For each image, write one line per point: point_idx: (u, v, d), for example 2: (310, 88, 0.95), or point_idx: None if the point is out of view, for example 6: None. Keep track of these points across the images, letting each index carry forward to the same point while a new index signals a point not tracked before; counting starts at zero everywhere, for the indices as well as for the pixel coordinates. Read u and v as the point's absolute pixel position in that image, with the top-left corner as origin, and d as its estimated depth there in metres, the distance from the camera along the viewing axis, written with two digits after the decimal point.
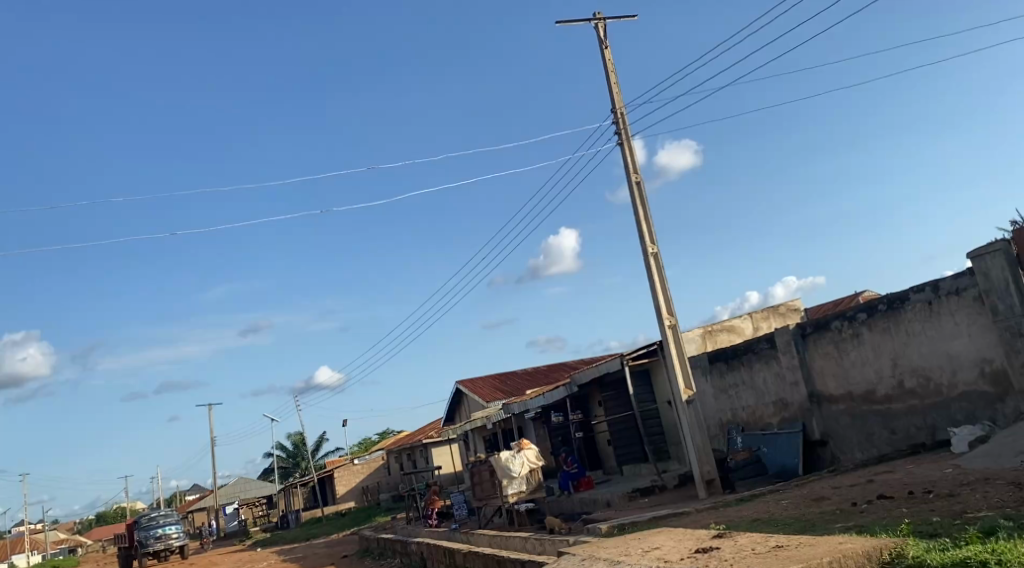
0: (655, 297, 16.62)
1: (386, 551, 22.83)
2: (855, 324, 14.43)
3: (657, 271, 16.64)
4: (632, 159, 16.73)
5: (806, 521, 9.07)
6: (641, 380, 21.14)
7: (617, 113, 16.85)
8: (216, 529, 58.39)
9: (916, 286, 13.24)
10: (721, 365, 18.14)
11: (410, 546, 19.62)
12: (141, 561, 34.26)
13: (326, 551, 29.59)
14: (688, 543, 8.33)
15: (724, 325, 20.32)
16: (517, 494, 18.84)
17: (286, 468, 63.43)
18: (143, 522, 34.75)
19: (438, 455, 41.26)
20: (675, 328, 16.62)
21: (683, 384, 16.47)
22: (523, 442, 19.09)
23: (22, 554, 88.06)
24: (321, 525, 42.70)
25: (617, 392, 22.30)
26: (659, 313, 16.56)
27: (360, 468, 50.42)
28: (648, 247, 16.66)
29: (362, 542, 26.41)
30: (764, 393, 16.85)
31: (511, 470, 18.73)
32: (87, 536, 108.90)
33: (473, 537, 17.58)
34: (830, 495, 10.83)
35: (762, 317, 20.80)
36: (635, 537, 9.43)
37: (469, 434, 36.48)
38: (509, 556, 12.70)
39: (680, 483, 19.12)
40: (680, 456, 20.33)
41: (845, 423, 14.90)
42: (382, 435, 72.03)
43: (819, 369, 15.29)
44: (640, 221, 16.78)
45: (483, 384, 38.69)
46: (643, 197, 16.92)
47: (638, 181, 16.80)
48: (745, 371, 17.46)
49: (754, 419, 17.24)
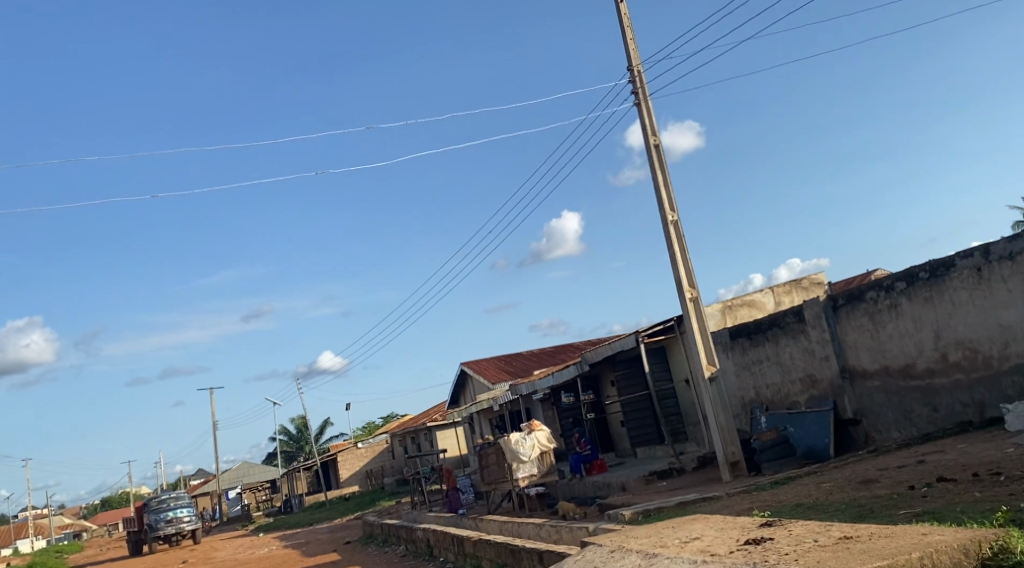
0: (675, 267, 15.62)
1: (391, 537, 21.93)
2: (892, 295, 13.40)
3: (678, 241, 15.64)
4: (650, 121, 15.71)
5: (861, 507, 8.05)
6: (657, 358, 20.18)
7: (634, 71, 15.83)
8: (220, 513, 57.76)
9: (964, 251, 12.23)
10: (743, 340, 17.18)
11: (417, 533, 18.66)
12: (151, 545, 33.46)
13: (329, 537, 28.71)
14: (733, 533, 7.33)
15: (745, 299, 19.33)
16: (528, 479, 17.88)
17: (288, 453, 62.70)
18: (153, 505, 33.91)
19: (443, 439, 40.50)
20: (697, 301, 15.65)
21: (706, 360, 15.51)
22: (533, 423, 18.15)
23: (26, 540, 87.92)
24: (324, 510, 41.93)
25: (631, 371, 21.35)
26: (680, 285, 15.58)
27: (364, 451, 49.60)
28: (668, 214, 15.65)
29: (365, 528, 25.51)
30: (791, 369, 15.91)
31: (521, 452, 17.79)
32: (92, 520, 108.78)
33: (482, 524, 16.65)
34: (878, 477, 9.81)
35: (785, 291, 19.80)
36: (670, 524, 8.41)
37: (475, 417, 35.63)
38: (524, 546, 11.72)
39: (700, 466, 18.21)
40: (699, 437, 19.40)
41: (880, 401, 13.91)
42: (386, 419, 71.33)
43: (853, 343, 14.29)
44: (659, 186, 15.76)
45: (488, 365, 37.78)
46: (662, 160, 15.88)
47: (656, 144, 15.78)
48: (770, 346, 16.50)
49: (780, 397, 16.29)
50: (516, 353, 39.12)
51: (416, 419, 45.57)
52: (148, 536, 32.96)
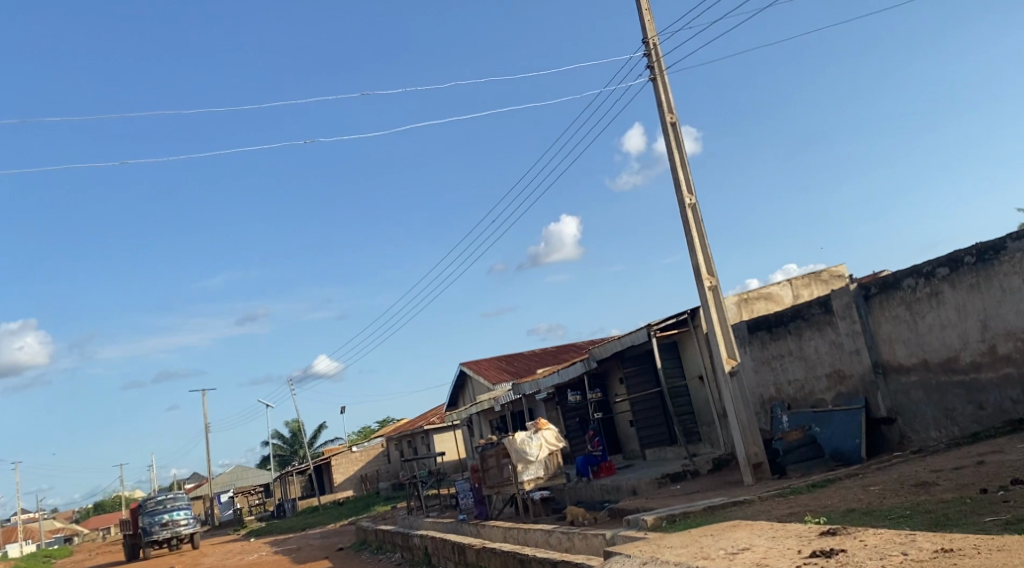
0: (693, 254, 14.58)
1: (386, 544, 20.82)
2: (933, 282, 12.32)
3: (695, 225, 14.59)
4: (666, 99, 14.81)
5: (929, 512, 7.00)
6: (668, 353, 19.12)
7: (650, 44, 14.92)
8: (212, 517, 56.57)
9: (1017, 232, 11.17)
10: (763, 334, 16.10)
11: (414, 539, 17.54)
12: (146, 549, 32.22)
13: (321, 542, 27.61)
14: (790, 542, 6.26)
15: (762, 292, 18.27)
16: (533, 482, 16.82)
17: (283, 456, 61.44)
18: (149, 506, 32.68)
19: (440, 442, 39.49)
20: (716, 291, 14.59)
21: (726, 353, 14.44)
22: (541, 422, 17.09)
23: (16, 545, 86.64)
24: (318, 514, 40.78)
25: (641, 368, 20.27)
26: (698, 273, 14.51)
27: (359, 455, 48.33)
28: (685, 197, 14.62)
29: (360, 533, 24.40)
30: (816, 364, 14.84)
31: (527, 453, 16.71)
32: (84, 524, 107.31)
33: (485, 530, 15.52)
34: (937, 479, 8.71)
35: (804, 284, 18.74)
36: (713, 532, 7.33)
37: (474, 419, 34.56)
38: (535, 555, 10.59)
39: (714, 469, 17.18)
40: (713, 438, 18.32)
41: (917, 397, 12.84)
42: (381, 422, 70.17)
43: (887, 335, 13.22)
44: (676, 166, 14.71)
45: (487, 366, 36.65)
46: (679, 137, 14.82)
47: (673, 122, 14.79)
48: (793, 340, 15.41)
49: (803, 394, 15.21)
50: (515, 354, 38.04)
51: (413, 422, 44.50)
52: (142, 540, 31.73)
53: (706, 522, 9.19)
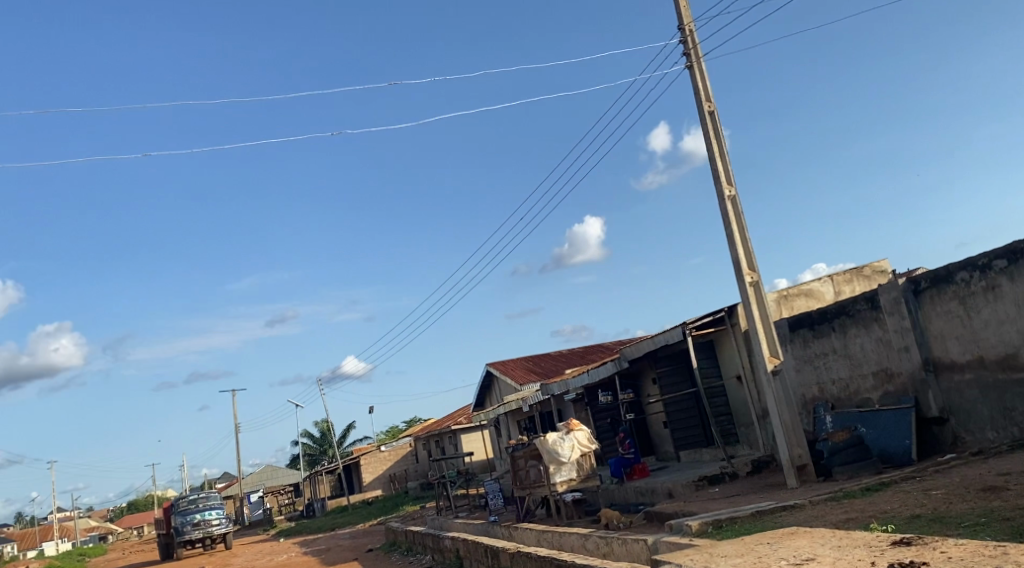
0: (732, 248, 14.08)
1: (415, 546, 20.49)
2: (989, 275, 11.73)
3: (735, 218, 14.10)
4: (704, 87, 14.35)
5: (1006, 519, 6.50)
6: (704, 352, 18.57)
7: (686, 30, 14.45)
8: (241, 517, 56.72)
9: None
10: (805, 332, 15.54)
11: (445, 542, 17.15)
12: (179, 550, 32.11)
13: (351, 543, 27.34)
14: (859, 553, 5.84)
15: (803, 289, 17.68)
16: (566, 483, 16.31)
17: (311, 456, 61.43)
18: (182, 506, 32.61)
19: (468, 442, 39.16)
20: (757, 286, 14.07)
21: (768, 351, 13.92)
22: (572, 422, 16.62)
23: (50, 543, 87.66)
24: (347, 514, 40.61)
25: (675, 368, 19.73)
26: (738, 268, 14.01)
27: (387, 455, 48.16)
28: (724, 188, 14.12)
29: (389, 534, 24.09)
30: (862, 362, 14.27)
31: (559, 454, 16.24)
32: (117, 523, 108.32)
33: (518, 533, 15.10)
34: (1006, 483, 8.17)
35: (845, 280, 18.11)
36: (771, 541, 6.89)
37: (502, 420, 34.18)
38: (572, 561, 10.17)
39: (754, 471, 16.63)
40: (751, 439, 17.76)
41: (972, 396, 12.25)
42: (409, 423, 70.04)
43: (938, 331, 12.64)
44: (714, 157, 14.22)
45: (515, 366, 36.24)
46: (718, 126, 14.32)
47: (711, 110, 14.30)
48: (837, 337, 14.83)
49: (848, 394, 14.64)
50: (543, 354, 37.59)
51: (441, 422, 44.23)
52: (175, 540, 31.66)
53: (753, 528, 8.68)
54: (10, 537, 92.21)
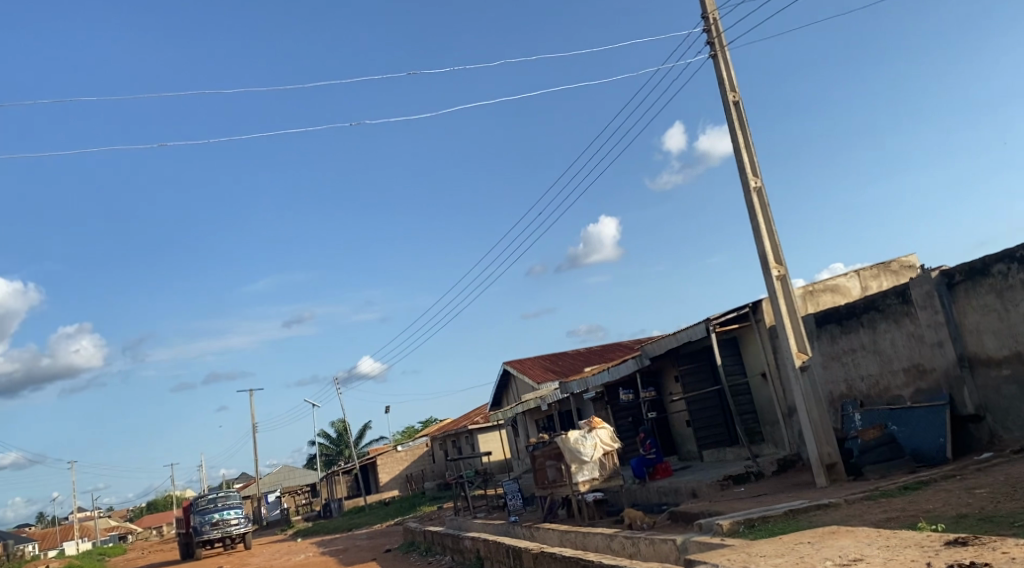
0: (759, 241, 13.75)
1: (434, 546, 20.24)
2: None
3: (761, 210, 13.76)
4: (728, 77, 14.03)
5: None
6: (727, 349, 18.21)
7: (709, 19, 14.13)
8: (259, 517, 56.70)
9: None
10: (832, 327, 15.16)
11: (465, 542, 16.87)
12: (197, 549, 31.99)
13: (369, 543, 27.12)
14: (911, 553, 5.52)
15: (829, 284, 17.30)
16: (589, 483, 15.97)
17: (328, 456, 61.33)
18: (200, 505, 32.51)
19: (486, 442, 38.91)
20: (785, 280, 13.74)
21: (797, 347, 13.57)
22: (594, 420, 16.35)
23: (70, 543, 88.11)
24: (364, 514, 40.44)
25: (697, 366, 19.39)
26: (765, 261, 13.68)
27: (404, 455, 47.98)
28: (750, 180, 13.79)
29: (407, 534, 23.86)
30: (892, 359, 13.89)
31: (582, 453, 15.97)
32: (136, 523, 108.76)
33: (540, 533, 14.82)
34: None
35: (872, 275, 17.71)
36: (813, 540, 6.57)
37: (520, 419, 33.90)
38: (599, 562, 9.87)
39: (780, 470, 16.27)
40: (777, 438, 17.40)
41: (1010, 392, 11.91)
42: (426, 423, 69.84)
43: (974, 325, 12.29)
44: (740, 148, 13.88)
45: (532, 365, 35.94)
46: (743, 116, 13.99)
47: (736, 100, 13.97)
48: (866, 333, 14.46)
49: (878, 391, 14.26)
50: (561, 353, 37.26)
51: (457, 422, 43.99)
52: (194, 540, 31.52)
53: (789, 528, 8.38)
54: (31, 537, 92.75)
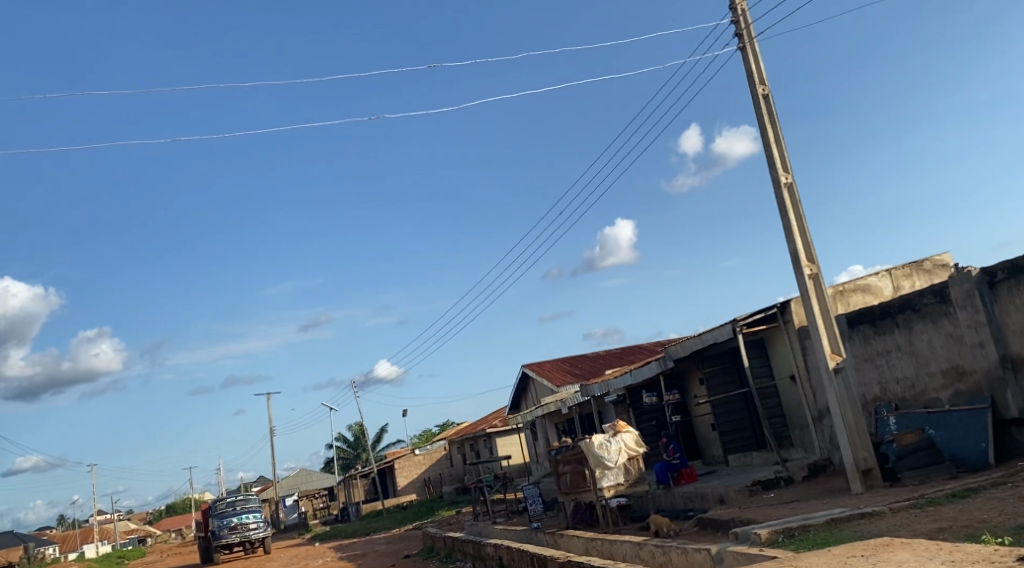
0: (790, 239, 13.31)
1: (454, 552, 19.89)
2: None
3: (792, 207, 13.33)
4: (757, 70, 13.62)
5: None
6: (754, 350, 17.75)
7: (738, 9, 13.72)
8: (277, 521, 56.56)
9: None
10: (865, 328, 14.66)
11: (487, 548, 16.50)
12: (215, 554, 31.70)
13: (388, 548, 26.82)
14: None
15: (859, 283, 16.81)
16: (613, 488, 15.55)
17: (346, 460, 61.11)
18: (219, 509, 32.29)
19: (504, 446, 38.52)
20: (817, 279, 13.29)
21: (830, 348, 13.11)
22: (619, 424, 15.90)
23: (91, 545, 88.40)
24: (382, 519, 40.14)
25: (723, 368, 18.93)
26: (797, 260, 13.24)
27: (422, 459, 47.66)
28: (781, 175, 13.36)
29: (426, 540, 23.51)
30: (929, 360, 13.42)
31: (606, 458, 15.53)
32: (155, 526, 109.22)
33: (565, 540, 14.45)
34: None
35: (904, 274, 17.20)
36: (869, 550, 6.18)
37: (538, 423, 33.51)
38: None
39: (810, 475, 15.80)
40: (806, 442, 16.92)
41: None
42: (443, 427, 69.52)
43: (1018, 325, 11.93)
44: (770, 142, 13.44)
45: (551, 368, 35.53)
46: (773, 110, 13.57)
47: (766, 93, 13.55)
48: (901, 334, 13.98)
49: (914, 394, 13.79)
50: (580, 355, 36.82)
51: (475, 425, 43.66)
52: (212, 544, 31.20)
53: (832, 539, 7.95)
54: (52, 539, 93.28)
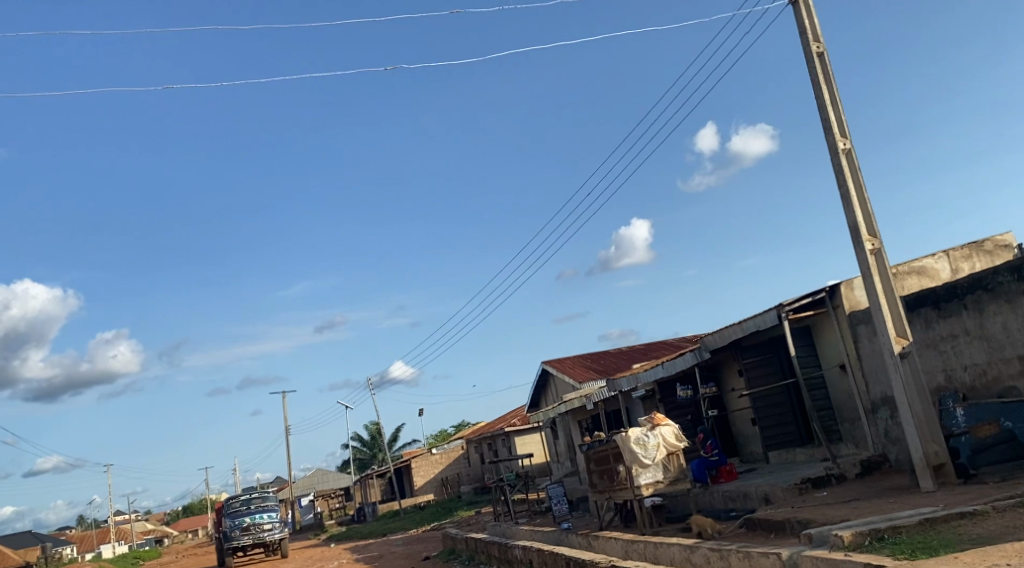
0: (849, 211, 12.10)
1: (477, 554, 18.78)
2: None
3: (852, 177, 12.12)
4: (812, 26, 12.42)
5: None
6: (800, 338, 16.52)
7: None
8: (292, 522, 55.58)
9: None
10: (928, 312, 13.40)
11: (514, 551, 15.36)
12: (229, 556, 30.60)
13: (406, 550, 25.67)
14: None
15: (914, 266, 15.54)
16: (651, 487, 14.32)
17: (362, 460, 60.06)
18: (231, 510, 31.24)
19: (523, 445, 37.38)
20: (880, 255, 12.05)
21: (895, 331, 11.87)
22: (657, 417, 14.70)
23: (108, 545, 87.88)
24: (400, 519, 39.04)
25: (764, 359, 17.71)
26: (856, 234, 12.03)
27: (438, 458, 46.55)
28: (838, 141, 12.15)
29: (446, 541, 22.39)
30: (1007, 344, 12.26)
31: (644, 454, 14.31)
32: (173, 526, 108.84)
33: (600, 543, 13.31)
34: None
35: (963, 255, 15.91)
36: None
37: (560, 421, 32.35)
38: None
39: (863, 473, 14.61)
40: (857, 437, 15.71)
41: None
42: (460, 427, 68.40)
43: None
44: (826, 105, 12.23)
45: (572, 364, 34.31)
46: (828, 70, 12.37)
47: (821, 52, 12.34)
48: (971, 316, 12.78)
49: (986, 382, 12.60)
50: (602, 351, 35.60)
51: (493, 424, 42.49)
52: (224, 545, 30.09)
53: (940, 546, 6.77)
54: (70, 539, 92.95)
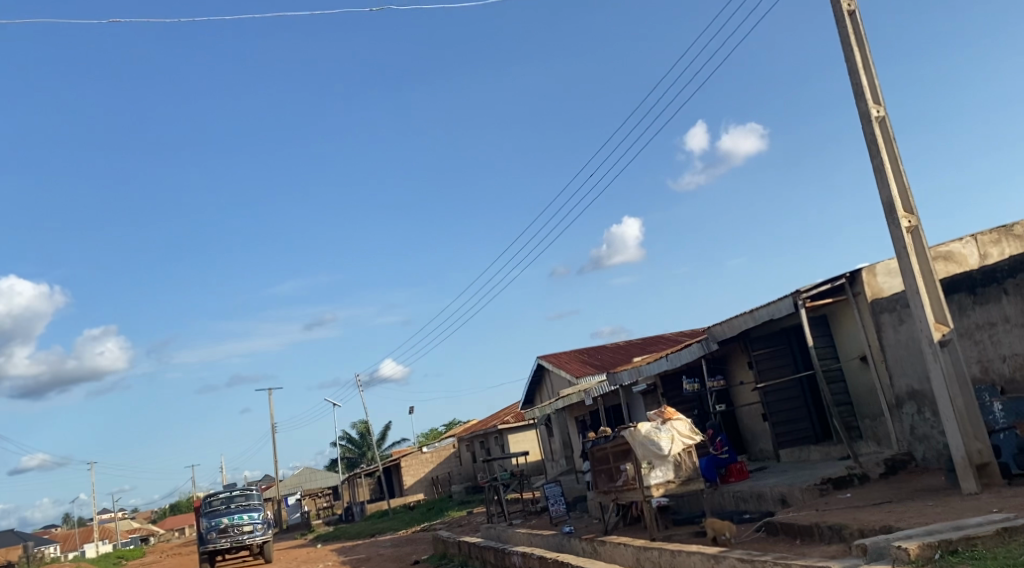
0: (883, 184, 11.03)
1: (471, 559, 17.67)
2: None
3: (887, 148, 11.06)
4: None
5: None
6: (817, 328, 15.47)
7: None
8: (278, 521, 54.27)
9: None
10: (963, 298, 12.34)
11: (512, 557, 14.26)
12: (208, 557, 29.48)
13: (393, 552, 24.54)
14: None
15: (941, 251, 14.49)
16: (662, 487, 13.20)
17: (350, 458, 58.81)
18: (210, 510, 30.02)
19: (516, 443, 36.25)
20: (916, 233, 11.00)
21: (934, 317, 10.80)
22: (668, 411, 13.67)
23: (93, 543, 86.15)
24: (389, 520, 37.83)
25: (777, 350, 16.67)
26: (891, 210, 10.97)
27: (429, 456, 45.37)
28: (871, 109, 11.11)
29: (437, 543, 21.29)
30: None
31: (657, 448, 13.20)
32: (161, 525, 107.10)
33: (607, 548, 12.24)
34: None
35: (992, 240, 14.85)
36: None
37: (554, 419, 31.27)
38: None
39: (888, 473, 13.56)
40: (879, 434, 14.69)
41: None
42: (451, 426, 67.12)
43: None
44: (857, 68, 11.17)
45: (568, 359, 33.23)
46: (860, 30, 11.32)
47: (851, 10, 11.30)
48: (1012, 303, 11.68)
49: None
50: (599, 346, 34.54)
51: (486, 420, 41.35)
52: (200, 548, 28.88)
53: None
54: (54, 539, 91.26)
